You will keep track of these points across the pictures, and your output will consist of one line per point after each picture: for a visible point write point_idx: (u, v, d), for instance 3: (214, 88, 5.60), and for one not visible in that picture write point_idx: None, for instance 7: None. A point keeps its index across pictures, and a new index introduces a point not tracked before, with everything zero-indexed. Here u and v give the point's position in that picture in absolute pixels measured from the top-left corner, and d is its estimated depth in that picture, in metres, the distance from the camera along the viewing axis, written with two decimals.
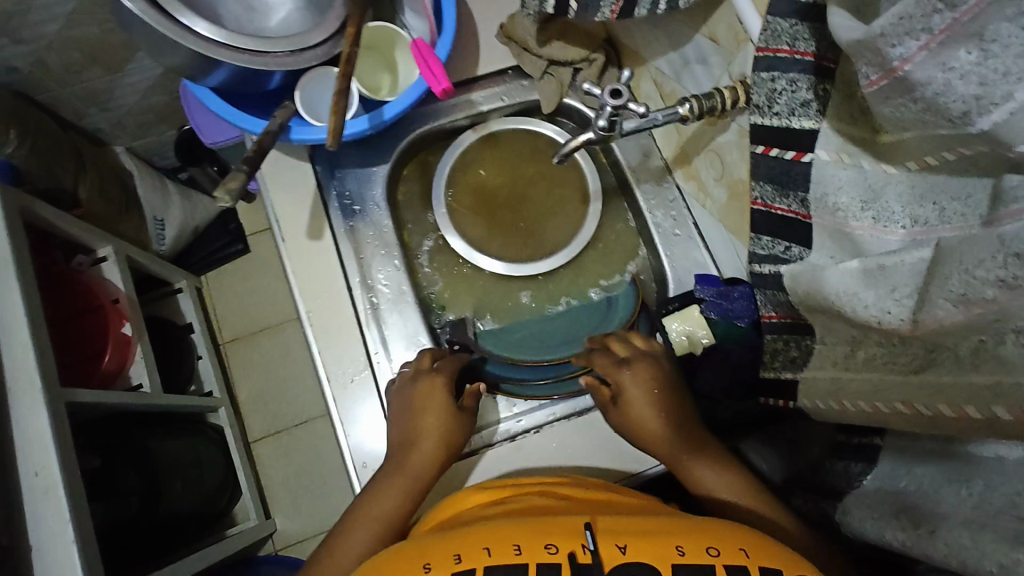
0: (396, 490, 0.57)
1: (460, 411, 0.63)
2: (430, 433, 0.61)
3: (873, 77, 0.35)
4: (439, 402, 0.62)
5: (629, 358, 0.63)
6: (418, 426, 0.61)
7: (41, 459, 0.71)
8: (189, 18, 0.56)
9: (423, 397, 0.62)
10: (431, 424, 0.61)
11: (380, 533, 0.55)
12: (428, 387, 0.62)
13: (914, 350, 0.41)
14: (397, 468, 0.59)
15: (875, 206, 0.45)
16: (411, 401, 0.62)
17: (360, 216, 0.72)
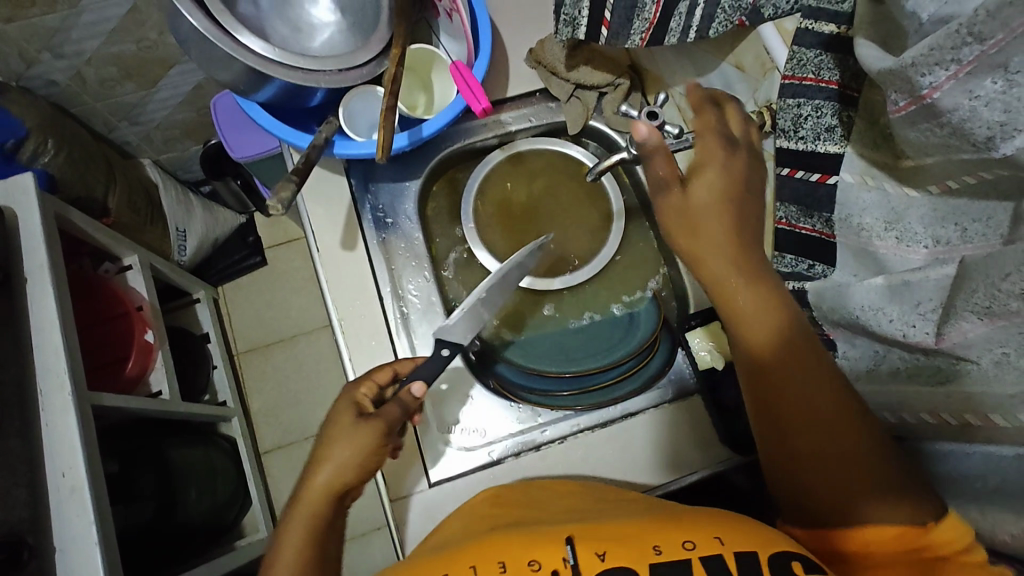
0: (298, 536, 0.52)
1: (361, 430, 0.55)
2: (334, 463, 0.54)
3: (901, 103, 0.38)
4: (346, 424, 0.55)
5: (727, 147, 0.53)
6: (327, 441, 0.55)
7: (68, 460, 0.72)
8: (248, 36, 0.59)
9: (333, 424, 0.56)
10: (336, 458, 0.54)
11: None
12: (338, 416, 0.57)
13: (938, 363, 0.43)
14: (299, 509, 0.53)
15: (898, 227, 0.48)
16: (325, 436, 0.56)
17: (392, 229, 0.75)
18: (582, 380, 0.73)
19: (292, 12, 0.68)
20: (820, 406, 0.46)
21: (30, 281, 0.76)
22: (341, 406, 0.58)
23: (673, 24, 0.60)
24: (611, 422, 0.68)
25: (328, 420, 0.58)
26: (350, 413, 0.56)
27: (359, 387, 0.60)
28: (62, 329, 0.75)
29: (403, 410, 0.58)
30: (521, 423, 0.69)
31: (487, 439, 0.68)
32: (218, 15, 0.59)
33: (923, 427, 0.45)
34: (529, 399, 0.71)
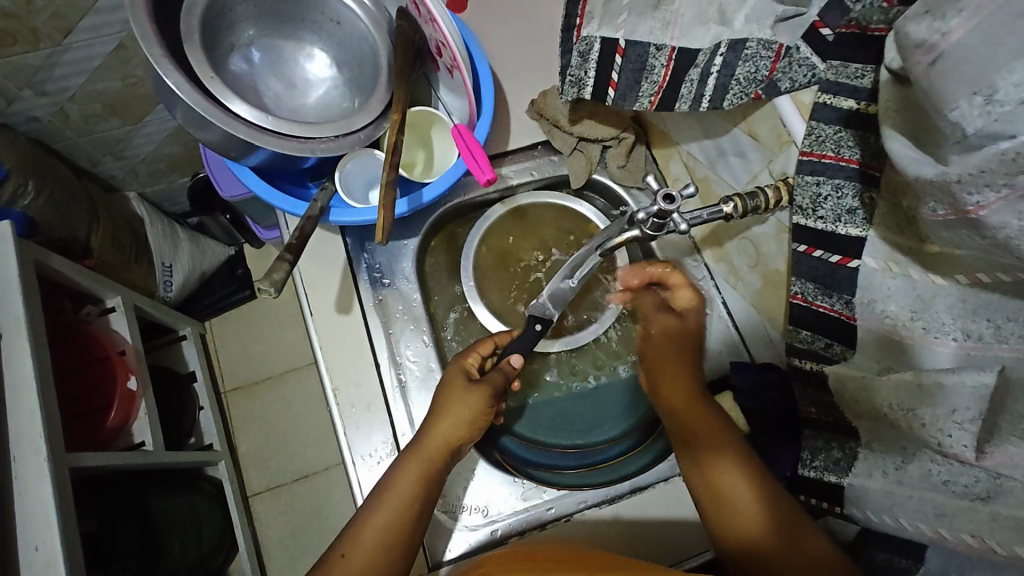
0: (412, 476, 0.57)
1: (472, 394, 0.59)
2: (450, 420, 0.58)
3: (940, 212, 0.36)
4: (458, 391, 0.59)
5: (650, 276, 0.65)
6: (440, 406, 0.59)
7: (43, 533, 0.66)
8: (239, 104, 0.56)
9: (447, 384, 0.61)
10: (452, 414, 0.58)
11: (403, 511, 0.56)
12: (451, 377, 0.61)
13: (976, 475, 0.41)
14: (416, 455, 0.58)
15: (924, 317, 0.46)
16: (439, 398, 0.60)
17: (389, 289, 0.72)
18: (589, 456, 0.71)
19: (287, 68, 0.66)
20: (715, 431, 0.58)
21: (7, 338, 0.72)
22: (454, 372, 0.62)
23: (683, 91, 0.58)
24: (617, 498, 0.66)
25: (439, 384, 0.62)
26: (462, 378, 0.61)
27: (466, 357, 0.63)
28: (39, 394, 0.70)
29: (506, 378, 0.62)
30: (525, 501, 0.67)
31: (488, 517, 0.66)
32: (207, 82, 0.56)
33: (961, 546, 0.42)
34: (535, 475, 0.69)
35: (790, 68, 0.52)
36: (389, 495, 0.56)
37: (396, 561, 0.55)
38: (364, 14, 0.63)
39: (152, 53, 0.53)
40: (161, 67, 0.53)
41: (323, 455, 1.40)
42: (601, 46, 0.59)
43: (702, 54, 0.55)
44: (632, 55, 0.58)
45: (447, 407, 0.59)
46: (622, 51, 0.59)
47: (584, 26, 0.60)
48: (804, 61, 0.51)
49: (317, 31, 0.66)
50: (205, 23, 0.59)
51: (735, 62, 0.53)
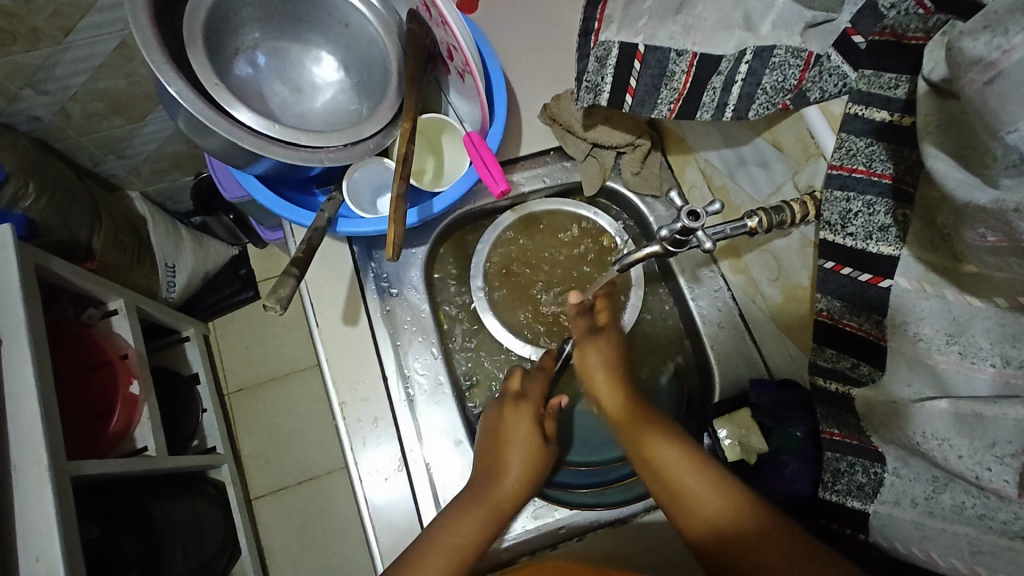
0: (484, 515, 0.56)
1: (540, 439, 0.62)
2: (522, 463, 0.60)
3: (990, 238, 0.35)
4: (532, 435, 0.61)
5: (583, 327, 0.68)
6: (514, 450, 0.60)
7: (43, 543, 0.65)
8: (244, 112, 0.55)
9: (517, 423, 0.62)
10: (525, 457, 0.60)
11: (467, 554, 0.54)
12: (522, 413, 0.62)
13: (1016, 511, 0.38)
14: (484, 498, 0.58)
15: (960, 340, 0.43)
16: (506, 437, 0.61)
17: (397, 299, 0.70)
18: (604, 474, 0.69)
19: (293, 71, 0.64)
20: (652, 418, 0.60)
21: (6, 344, 0.70)
22: (528, 410, 0.62)
23: (705, 99, 0.56)
24: (630, 518, 0.65)
25: (503, 421, 0.62)
26: (534, 419, 0.62)
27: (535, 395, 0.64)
28: (39, 401, 0.68)
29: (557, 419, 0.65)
30: (535, 519, 0.65)
31: (497, 536, 0.64)
32: (210, 89, 0.54)
33: None
34: (547, 494, 0.66)
35: (819, 77, 0.50)
36: (460, 532, 0.55)
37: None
38: (372, 16, 0.61)
39: (153, 60, 0.51)
40: (162, 74, 0.51)
41: (326, 458, 1.38)
42: (620, 51, 0.57)
43: (725, 60, 0.53)
44: (650, 60, 0.56)
45: (523, 448, 0.60)
46: (641, 57, 0.56)
47: (602, 31, 0.57)
48: (835, 69, 0.49)
49: (324, 34, 0.63)
50: (208, 27, 0.57)
51: (762, 71, 0.52)
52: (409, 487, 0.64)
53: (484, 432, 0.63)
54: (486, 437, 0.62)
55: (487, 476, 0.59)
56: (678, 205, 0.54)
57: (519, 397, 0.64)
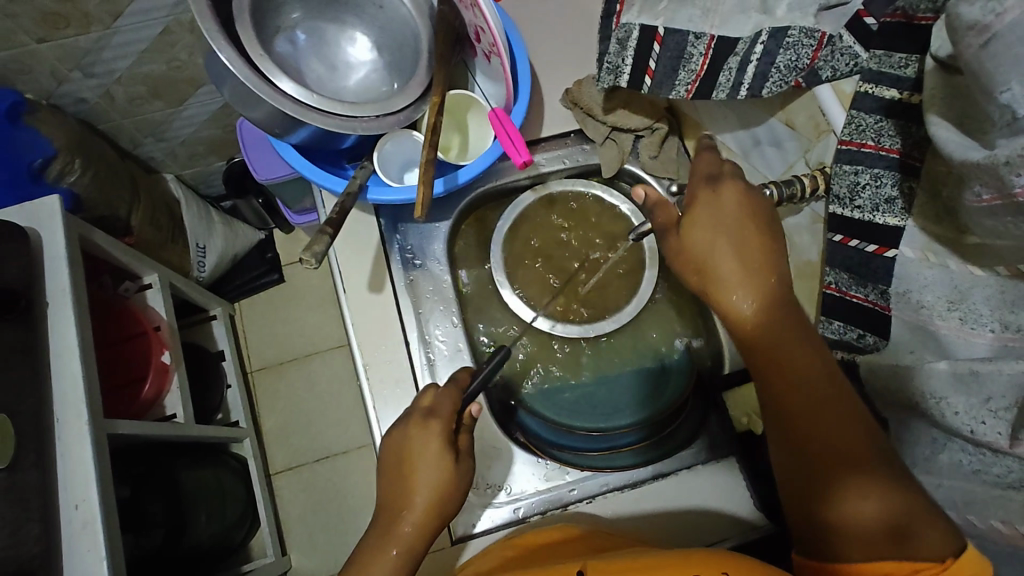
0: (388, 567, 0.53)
1: (442, 455, 0.56)
2: (423, 497, 0.55)
3: (985, 196, 0.37)
4: (431, 457, 0.56)
5: (716, 175, 0.52)
6: (413, 477, 0.55)
7: (82, 491, 0.68)
8: (287, 82, 0.58)
9: (419, 445, 0.57)
10: (427, 485, 0.55)
11: None
12: (427, 435, 0.57)
13: (1010, 465, 0.41)
14: (393, 537, 0.54)
15: (962, 307, 0.45)
16: (406, 468, 0.56)
17: (420, 270, 0.73)
18: (615, 439, 0.73)
19: (329, 50, 0.67)
20: (829, 394, 0.47)
21: (51, 306, 0.73)
22: (437, 432, 0.57)
23: (722, 78, 0.58)
24: (639, 483, 0.67)
25: (405, 444, 0.57)
26: (431, 437, 0.57)
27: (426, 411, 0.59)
28: (80, 359, 0.72)
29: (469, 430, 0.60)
30: (547, 481, 0.67)
31: (511, 495, 0.67)
32: (256, 59, 0.59)
33: (995, 536, 0.43)
34: (559, 457, 0.70)
35: (831, 57, 0.52)
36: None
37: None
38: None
39: (208, 29, 0.56)
40: (215, 43, 0.56)
41: (343, 438, 1.42)
42: (641, 33, 0.59)
43: (741, 42, 0.56)
44: (670, 43, 0.59)
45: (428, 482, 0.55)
46: (661, 40, 0.59)
47: (623, 13, 0.60)
48: (846, 49, 0.52)
49: (360, 16, 0.67)
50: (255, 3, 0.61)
51: (776, 50, 0.54)
52: None
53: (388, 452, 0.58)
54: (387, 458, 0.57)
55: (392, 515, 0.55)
56: None
57: (426, 420, 0.57)
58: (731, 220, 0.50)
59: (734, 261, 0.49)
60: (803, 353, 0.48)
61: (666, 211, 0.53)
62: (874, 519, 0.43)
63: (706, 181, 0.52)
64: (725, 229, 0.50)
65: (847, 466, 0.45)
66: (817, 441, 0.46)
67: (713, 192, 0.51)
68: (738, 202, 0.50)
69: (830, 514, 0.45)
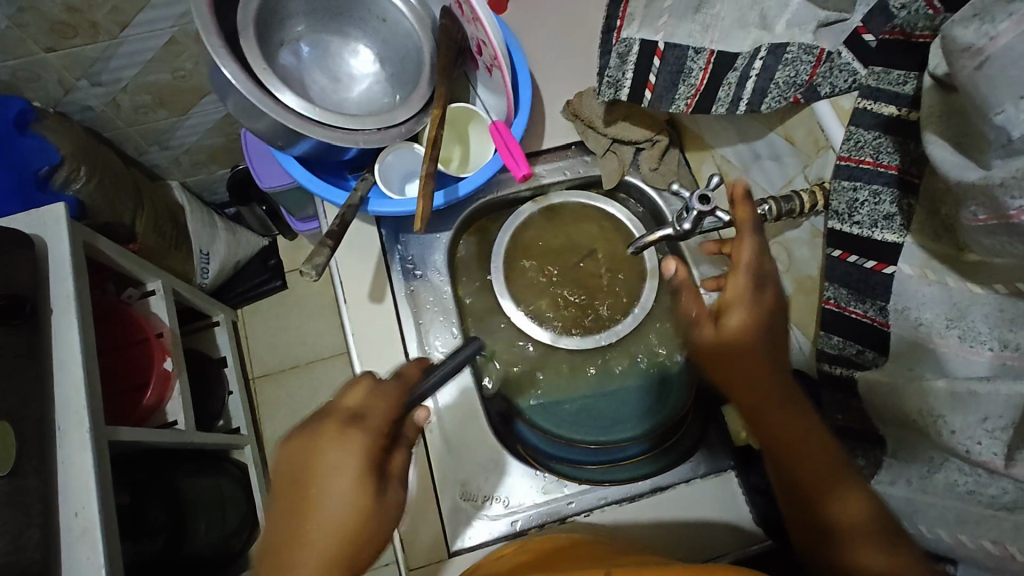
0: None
1: (349, 469, 0.46)
2: (328, 524, 0.45)
3: (982, 215, 0.36)
4: (336, 468, 0.46)
5: (761, 276, 0.52)
6: (315, 497, 0.46)
7: (82, 499, 0.68)
8: (289, 95, 0.59)
9: (322, 454, 0.47)
10: (330, 508, 0.45)
11: None
12: (342, 455, 0.46)
13: (1004, 486, 0.41)
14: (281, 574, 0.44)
15: (960, 324, 0.45)
16: (308, 486, 0.46)
17: (420, 280, 0.74)
18: (611, 453, 0.73)
19: (332, 62, 0.68)
20: (807, 422, 0.51)
21: (55, 313, 0.73)
22: (358, 450, 0.46)
23: (721, 94, 0.58)
24: (638, 496, 0.67)
25: (312, 459, 0.47)
26: (337, 446, 0.47)
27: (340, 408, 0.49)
28: (83, 366, 0.72)
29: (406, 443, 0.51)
30: (545, 494, 0.67)
31: (509, 508, 0.67)
32: (259, 72, 0.59)
33: (984, 557, 0.43)
34: (556, 469, 0.71)
35: (830, 73, 0.52)
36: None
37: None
38: (408, 12, 0.65)
39: (211, 44, 0.56)
40: (219, 57, 0.56)
41: None
42: (641, 48, 0.60)
43: (740, 58, 0.56)
44: (670, 58, 0.59)
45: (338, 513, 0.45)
46: (661, 54, 0.59)
47: (624, 29, 0.60)
48: (845, 66, 0.52)
49: (362, 29, 0.68)
50: (260, 17, 0.62)
51: (775, 66, 0.54)
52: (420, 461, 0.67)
53: (291, 461, 0.48)
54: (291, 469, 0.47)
55: (286, 543, 0.45)
56: (685, 196, 0.59)
57: (346, 431, 0.47)
58: (767, 322, 0.52)
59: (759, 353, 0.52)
60: (783, 395, 0.52)
61: (695, 299, 0.55)
62: (860, 518, 0.48)
63: (748, 278, 0.51)
64: (756, 323, 0.51)
65: (829, 477, 0.50)
66: (809, 462, 0.50)
67: (755, 295, 0.52)
68: (768, 300, 0.52)
69: (825, 521, 0.50)
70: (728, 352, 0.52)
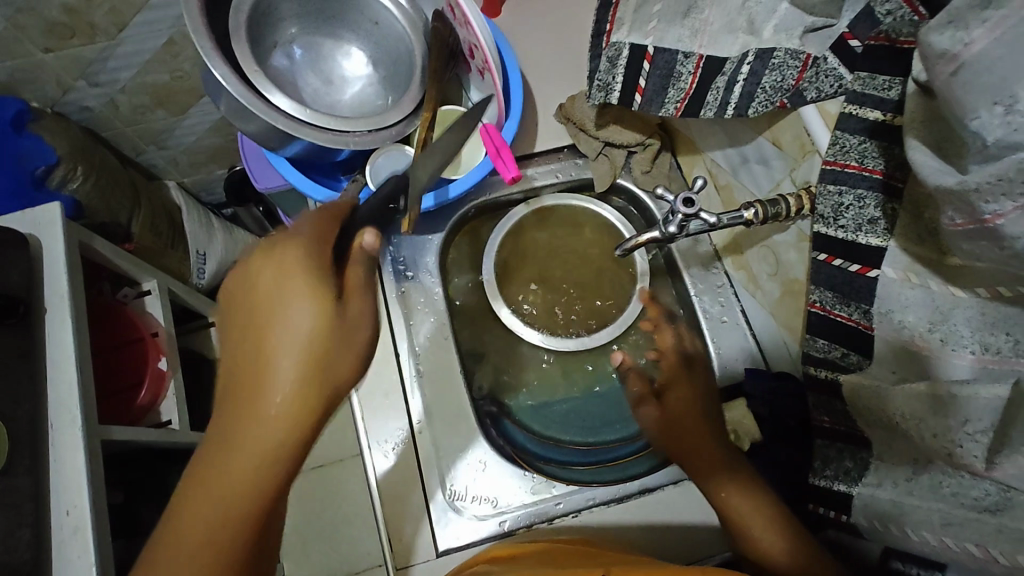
0: (232, 484, 0.42)
1: (300, 295, 0.44)
2: (286, 352, 0.43)
3: (959, 221, 0.36)
4: (279, 280, 0.44)
5: (690, 360, 0.65)
6: (271, 322, 0.44)
7: (74, 498, 0.67)
8: (279, 97, 0.60)
9: (268, 280, 0.45)
10: (282, 326, 0.43)
11: (236, 497, 0.42)
12: (278, 280, 0.44)
13: (987, 488, 0.40)
14: (242, 417, 0.43)
15: (943, 327, 0.45)
16: (256, 307, 0.44)
17: (412, 281, 0.74)
18: (602, 454, 0.73)
19: (324, 65, 0.68)
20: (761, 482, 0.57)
21: (49, 311, 0.73)
22: (296, 274, 0.44)
23: (710, 97, 0.59)
24: (626, 497, 0.67)
25: (249, 287, 0.45)
26: (281, 274, 0.44)
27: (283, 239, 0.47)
28: (76, 364, 0.72)
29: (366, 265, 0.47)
30: (534, 494, 0.67)
31: (497, 508, 0.67)
32: (250, 75, 0.60)
33: (966, 558, 0.43)
34: (545, 470, 0.70)
35: (816, 78, 0.53)
36: (194, 516, 0.42)
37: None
38: (401, 16, 0.66)
39: (202, 46, 0.57)
40: (210, 59, 0.57)
41: None
42: (630, 51, 0.61)
43: (729, 62, 0.56)
44: (659, 61, 0.60)
45: (291, 334, 0.43)
46: (650, 58, 0.60)
47: (613, 32, 0.61)
48: (831, 71, 0.52)
49: (355, 31, 0.68)
50: (252, 19, 0.62)
51: (762, 71, 0.54)
52: (409, 460, 0.67)
53: (231, 298, 0.46)
54: (231, 302, 0.46)
55: (238, 401, 0.43)
56: (669, 199, 0.59)
57: (275, 252, 0.45)
58: (701, 398, 0.62)
59: (699, 417, 0.60)
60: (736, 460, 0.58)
61: (638, 378, 0.65)
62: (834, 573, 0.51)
63: (676, 356, 0.64)
64: (693, 397, 0.62)
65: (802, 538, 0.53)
66: (778, 520, 0.54)
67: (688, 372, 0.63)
68: (697, 380, 0.63)
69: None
70: (676, 421, 0.60)
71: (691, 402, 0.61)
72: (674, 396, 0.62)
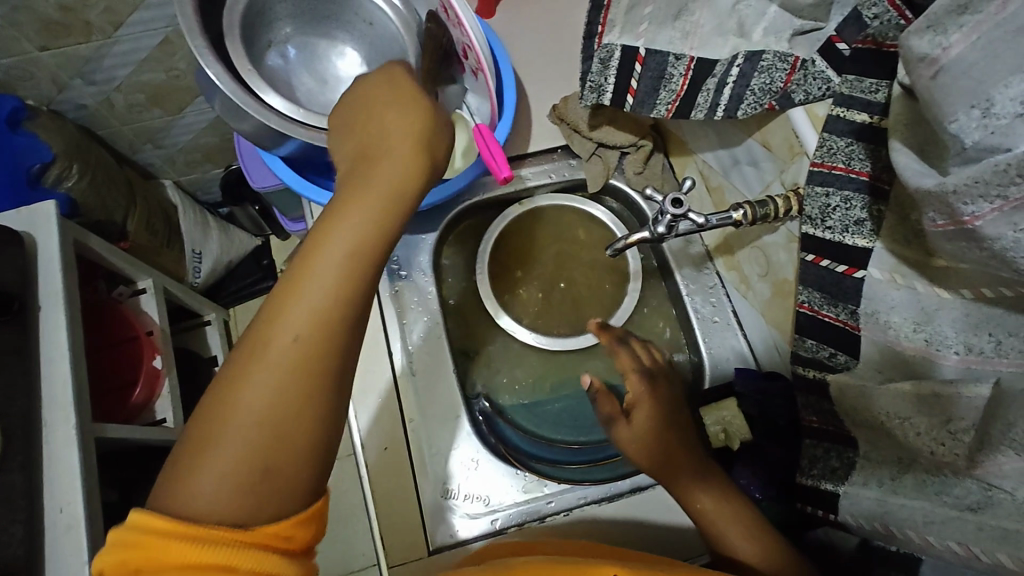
0: (336, 261, 0.42)
1: (401, 98, 0.48)
2: (393, 135, 0.46)
3: (939, 222, 0.37)
4: (386, 90, 0.49)
5: (652, 371, 0.63)
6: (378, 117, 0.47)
7: (67, 495, 0.68)
8: (273, 96, 0.61)
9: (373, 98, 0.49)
10: (389, 118, 0.47)
11: (338, 282, 0.41)
12: (387, 91, 0.49)
13: (969, 486, 0.40)
14: (350, 199, 0.44)
15: (928, 328, 0.45)
16: (362, 116, 0.49)
17: (405, 281, 0.74)
18: (595, 452, 0.74)
19: (319, 64, 0.68)
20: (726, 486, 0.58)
21: (44, 309, 0.73)
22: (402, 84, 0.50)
23: (700, 99, 0.59)
24: (617, 496, 0.67)
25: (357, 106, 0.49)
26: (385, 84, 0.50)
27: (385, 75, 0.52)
28: (70, 361, 0.72)
29: None
30: (526, 493, 0.68)
31: (489, 506, 0.67)
32: (244, 74, 0.61)
33: (949, 556, 0.42)
34: (537, 469, 0.71)
35: (804, 80, 0.53)
36: (299, 295, 0.41)
37: (318, 404, 0.40)
38: (395, 17, 0.66)
39: (196, 45, 0.57)
40: (203, 57, 0.57)
41: None
42: (621, 53, 0.61)
43: (720, 64, 0.57)
44: (651, 62, 0.61)
45: (398, 131, 0.47)
46: (642, 59, 0.61)
47: (604, 34, 0.62)
48: (819, 73, 0.52)
49: (350, 31, 0.69)
50: (245, 19, 0.63)
51: (751, 73, 0.55)
52: (401, 458, 0.68)
53: (340, 124, 0.51)
54: (346, 115, 0.50)
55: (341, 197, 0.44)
56: (658, 200, 0.60)
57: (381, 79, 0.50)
58: (666, 408, 0.61)
59: (665, 427, 0.59)
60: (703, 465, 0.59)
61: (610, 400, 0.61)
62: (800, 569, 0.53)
63: (639, 376, 0.61)
64: (658, 410, 0.60)
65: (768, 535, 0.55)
66: (742, 519, 0.55)
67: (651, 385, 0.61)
68: (659, 390, 0.62)
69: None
70: (645, 437, 0.59)
71: (657, 413, 0.60)
72: (641, 415, 0.60)
